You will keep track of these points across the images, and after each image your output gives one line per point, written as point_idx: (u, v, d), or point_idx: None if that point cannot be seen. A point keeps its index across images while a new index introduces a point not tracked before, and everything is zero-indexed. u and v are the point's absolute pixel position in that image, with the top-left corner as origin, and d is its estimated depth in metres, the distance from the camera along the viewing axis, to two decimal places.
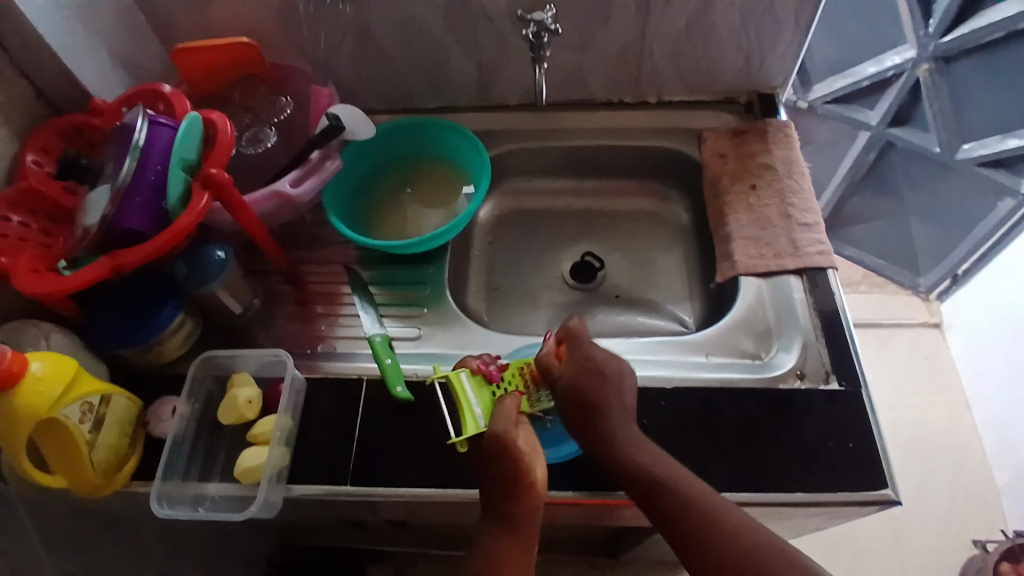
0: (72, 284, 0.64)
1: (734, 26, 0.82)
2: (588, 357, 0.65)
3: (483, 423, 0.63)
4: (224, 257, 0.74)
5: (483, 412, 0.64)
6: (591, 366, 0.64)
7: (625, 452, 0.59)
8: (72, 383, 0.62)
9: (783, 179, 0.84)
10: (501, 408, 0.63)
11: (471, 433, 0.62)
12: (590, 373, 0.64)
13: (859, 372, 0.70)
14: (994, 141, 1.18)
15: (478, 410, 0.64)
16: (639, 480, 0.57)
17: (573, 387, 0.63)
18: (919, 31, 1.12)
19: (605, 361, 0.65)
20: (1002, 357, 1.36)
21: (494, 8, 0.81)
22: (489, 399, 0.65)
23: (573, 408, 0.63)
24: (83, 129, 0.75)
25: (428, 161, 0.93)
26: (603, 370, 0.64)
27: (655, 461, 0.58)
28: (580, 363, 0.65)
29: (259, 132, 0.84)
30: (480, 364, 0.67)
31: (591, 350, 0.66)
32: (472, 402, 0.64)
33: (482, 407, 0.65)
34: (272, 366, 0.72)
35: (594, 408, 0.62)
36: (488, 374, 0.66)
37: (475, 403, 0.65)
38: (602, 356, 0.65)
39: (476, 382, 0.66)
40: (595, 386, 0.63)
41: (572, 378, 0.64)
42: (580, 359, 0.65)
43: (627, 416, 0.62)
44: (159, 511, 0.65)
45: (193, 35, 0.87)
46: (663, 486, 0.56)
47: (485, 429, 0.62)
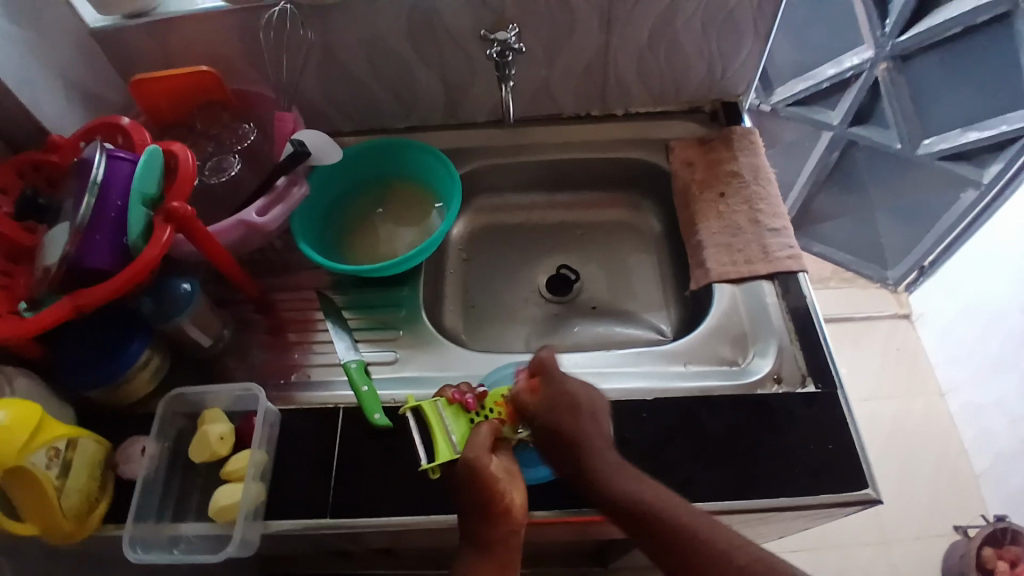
0: (35, 325, 0.62)
1: (696, 36, 0.83)
2: (562, 392, 0.64)
3: (456, 450, 0.63)
4: (190, 289, 0.73)
5: (458, 440, 0.64)
6: (562, 401, 0.63)
7: (610, 482, 0.58)
8: (38, 429, 0.60)
9: (750, 185, 0.85)
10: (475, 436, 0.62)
11: (444, 460, 0.63)
12: (562, 404, 0.63)
13: (834, 373, 0.71)
14: (956, 135, 1.21)
15: (453, 438, 0.64)
16: (632, 512, 0.57)
17: (547, 421, 0.62)
18: (875, 32, 1.15)
19: (578, 393, 0.64)
20: (973, 344, 1.38)
21: (457, 27, 0.81)
22: (466, 428, 0.65)
23: (553, 445, 0.62)
24: (41, 166, 0.74)
25: (399, 182, 0.93)
26: (577, 400, 0.63)
27: (641, 487, 0.58)
28: (556, 396, 0.63)
29: (223, 159, 0.83)
30: (456, 394, 0.67)
31: (562, 383, 0.64)
32: (447, 430, 0.65)
33: (458, 435, 0.65)
34: (246, 401, 0.70)
35: (570, 442, 0.61)
36: (465, 404, 0.66)
37: (449, 431, 0.65)
38: (573, 387, 0.64)
39: (452, 412, 0.66)
40: (569, 419, 0.62)
41: (546, 414, 0.63)
42: (553, 392, 0.64)
43: (605, 444, 0.62)
44: (132, 556, 0.63)
45: (153, 64, 0.86)
46: (647, 512, 0.56)
47: (458, 456, 0.63)
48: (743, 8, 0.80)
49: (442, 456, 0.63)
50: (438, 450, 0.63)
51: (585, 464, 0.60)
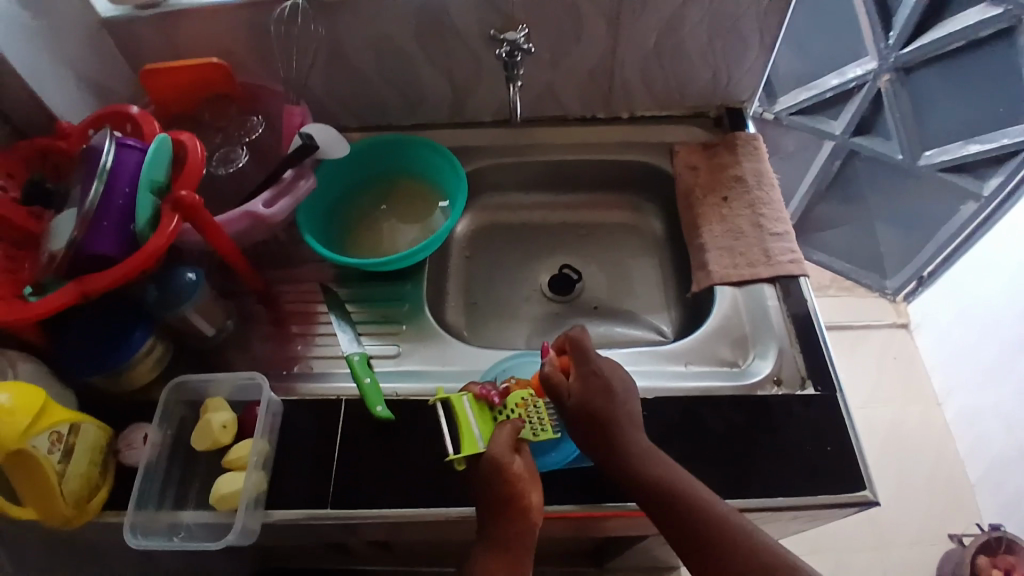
0: (40, 310, 0.62)
1: (702, 42, 0.84)
2: (597, 373, 0.64)
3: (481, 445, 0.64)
4: (194, 279, 0.73)
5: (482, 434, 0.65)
6: (599, 381, 0.64)
7: (640, 463, 0.60)
8: (41, 413, 0.60)
9: (753, 190, 0.85)
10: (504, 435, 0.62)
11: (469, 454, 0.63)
12: (599, 384, 0.64)
13: (834, 376, 0.71)
14: (956, 148, 1.22)
15: (477, 432, 0.65)
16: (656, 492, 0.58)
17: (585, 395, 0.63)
18: (879, 43, 1.16)
19: (612, 377, 0.65)
20: (970, 355, 1.39)
21: (466, 27, 0.82)
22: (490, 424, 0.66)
23: (583, 424, 0.63)
24: (48, 153, 0.74)
25: (403, 179, 0.93)
26: (613, 375, 0.65)
27: (669, 472, 0.59)
28: (590, 377, 0.64)
29: (231, 151, 0.83)
30: (482, 390, 0.67)
31: (599, 363, 0.65)
32: (472, 425, 0.65)
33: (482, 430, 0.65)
34: (247, 390, 0.71)
35: (604, 419, 0.62)
36: (490, 399, 0.67)
37: (475, 425, 0.65)
38: (608, 369, 0.65)
39: (478, 407, 0.67)
40: (606, 398, 0.63)
41: (584, 390, 0.64)
42: (593, 369, 0.65)
43: (635, 427, 0.63)
44: (132, 542, 0.63)
45: (162, 55, 0.86)
46: (672, 494, 0.58)
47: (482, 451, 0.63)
48: (749, 15, 0.81)
49: (469, 448, 0.63)
50: (468, 444, 0.64)
51: (617, 444, 0.61)
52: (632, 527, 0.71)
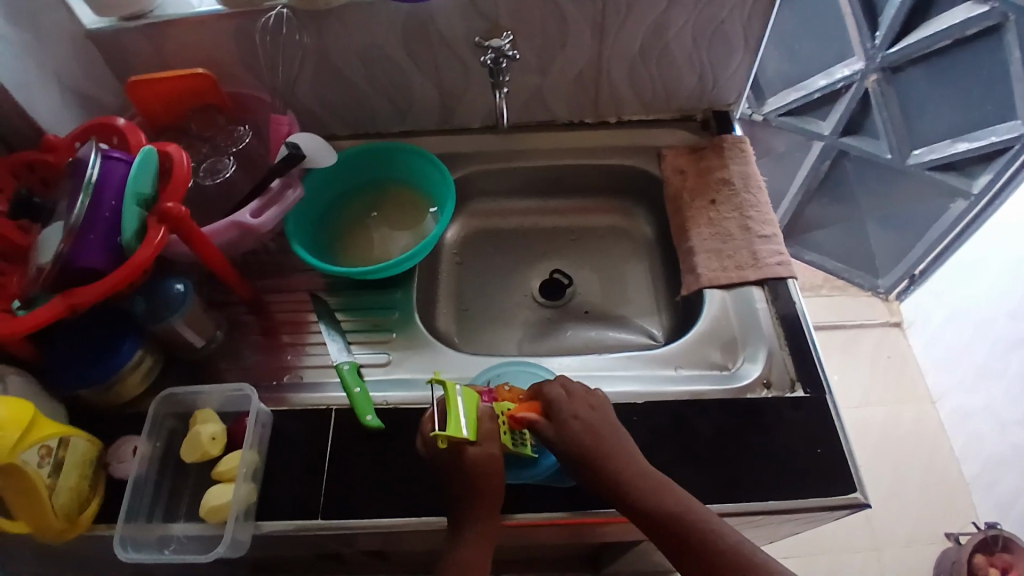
0: (27, 324, 0.62)
1: (687, 46, 0.85)
2: (576, 415, 0.64)
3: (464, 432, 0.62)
4: (183, 290, 0.73)
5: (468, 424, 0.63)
6: (578, 419, 0.64)
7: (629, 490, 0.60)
8: (30, 426, 0.60)
9: (741, 193, 0.86)
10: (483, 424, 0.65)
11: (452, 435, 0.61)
12: (582, 424, 0.64)
13: (823, 377, 0.71)
14: (945, 146, 1.23)
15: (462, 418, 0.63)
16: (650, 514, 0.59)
17: (570, 440, 0.63)
18: (865, 44, 1.17)
19: (587, 411, 0.65)
20: (963, 352, 1.40)
21: (452, 34, 0.82)
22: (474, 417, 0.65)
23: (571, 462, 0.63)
24: (35, 166, 0.74)
25: (393, 186, 0.93)
26: (594, 410, 0.65)
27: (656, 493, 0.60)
28: (565, 416, 0.65)
29: (218, 162, 0.83)
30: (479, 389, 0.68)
31: (576, 406, 0.65)
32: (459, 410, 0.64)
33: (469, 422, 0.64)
34: (238, 401, 0.70)
35: (597, 459, 0.62)
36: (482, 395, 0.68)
37: (466, 411, 0.64)
38: (586, 407, 0.65)
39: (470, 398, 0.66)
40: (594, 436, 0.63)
41: (571, 434, 0.63)
42: (572, 411, 0.65)
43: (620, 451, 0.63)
44: (123, 556, 0.62)
45: (148, 67, 0.86)
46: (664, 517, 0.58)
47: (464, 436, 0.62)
48: (733, 19, 0.81)
49: (455, 431, 0.62)
50: (455, 427, 0.62)
51: (614, 482, 0.61)
52: (626, 531, 0.71)
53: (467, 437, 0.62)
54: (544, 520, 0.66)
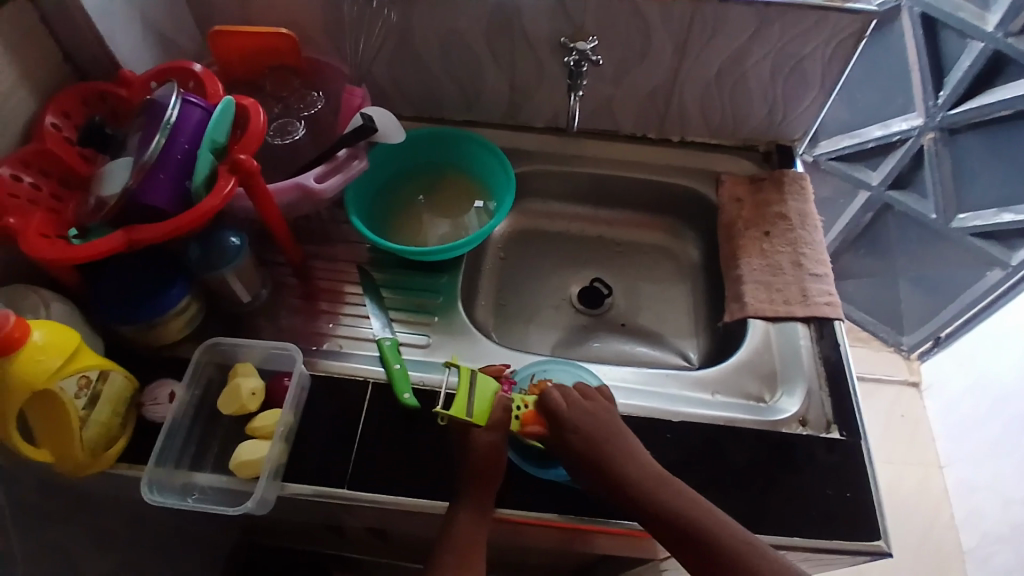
0: (85, 253, 0.62)
1: (764, 78, 0.85)
2: (575, 427, 0.63)
3: (467, 415, 0.64)
4: (238, 244, 0.74)
5: (475, 408, 0.65)
6: (579, 433, 0.63)
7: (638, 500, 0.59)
8: (72, 356, 0.60)
9: (797, 230, 0.86)
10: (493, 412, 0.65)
11: (453, 413, 0.64)
12: (587, 435, 0.62)
13: (860, 423, 0.71)
14: (990, 215, 1.22)
15: (472, 401, 0.65)
16: (663, 523, 0.58)
17: (578, 452, 0.62)
18: (928, 101, 1.17)
19: (587, 422, 0.63)
20: (978, 421, 1.39)
21: (535, 33, 0.83)
22: (486, 404, 0.66)
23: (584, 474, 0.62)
24: (107, 96, 0.75)
25: (446, 174, 0.94)
26: (597, 418, 0.64)
27: (665, 498, 0.59)
28: (568, 430, 0.63)
29: (288, 124, 0.84)
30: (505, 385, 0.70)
31: (576, 415, 0.64)
32: (471, 393, 0.65)
33: (478, 407, 0.65)
34: (278, 359, 0.71)
35: (604, 472, 0.61)
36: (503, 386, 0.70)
37: (479, 396, 0.66)
38: (589, 415, 0.64)
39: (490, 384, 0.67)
40: (601, 448, 0.62)
41: (575, 449, 0.62)
42: (574, 421, 0.63)
43: (626, 460, 0.61)
44: (149, 497, 0.63)
45: (230, 20, 0.87)
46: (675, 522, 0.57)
47: (466, 418, 0.64)
48: (815, 57, 0.81)
49: (459, 412, 0.64)
50: (461, 408, 0.64)
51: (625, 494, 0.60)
52: (620, 548, 0.71)
53: (472, 419, 0.64)
54: (544, 520, 0.66)
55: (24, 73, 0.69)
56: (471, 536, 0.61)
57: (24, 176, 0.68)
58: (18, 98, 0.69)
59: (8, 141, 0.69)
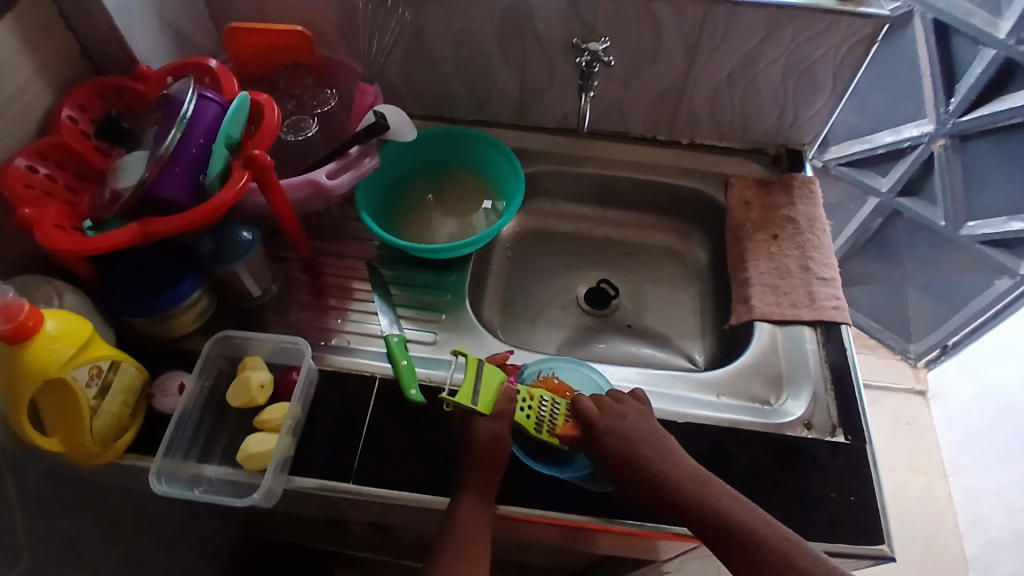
0: (100, 245, 0.63)
1: (774, 81, 0.85)
2: (610, 432, 0.64)
3: (474, 402, 0.65)
4: (250, 238, 0.75)
5: (482, 396, 0.66)
6: (613, 436, 0.64)
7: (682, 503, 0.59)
8: (85, 345, 0.61)
9: (805, 233, 0.86)
10: (498, 401, 0.66)
11: (460, 400, 0.65)
12: (620, 439, 0.63)
13: (865, 428, 0.71)
14: (1000, 222, 1.22)
15: (479, 389, 0.66)
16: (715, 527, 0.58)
17: (611, 456, 0.63)
18: (939, 108, 1.17)
19: (622, 427, 0.64)
20: (985, 429, 1.39)
21: (547, 34, 0.83)
22: (492, 393, 0.67)
23: (621, 478, 0.62)
24: (123, 91, 0.76)
25: (455, 172, 0.94)
26: (629, 422, 0.65)
27: (712, 502, 0.59)
28: (601, 434, 0.64)
29: (302, 120, 0.84)
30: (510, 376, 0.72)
31: (609, 420, 0.65)
32: (478, 382, 0.67)
33: (485, 395, 0.67)
34: (287, 353, 0.72)
35: (642, 475, 0.61)
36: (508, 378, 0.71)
37: (485, 385, 0.67)
38: (621, 420, 0.65)
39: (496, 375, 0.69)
40: (636, 450, 0.62)
41: (610, 452, 0.63)
42: (606, 426, 0.64)
43: (663, 462, 0.62)
44: (157, 487, 0.63)
45: (245, 17, 0.88)
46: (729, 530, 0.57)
47: (473, 405, 0.65)
48: (826, 60, 0.81)
49: (464, 399, 0.65)
50: (468, 396, 0.65)
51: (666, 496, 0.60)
52: (623, 547, 0.72)
53: (477, 407, 0.65)
54: (563, 520, 0.65)
55: (42, 67, 0.70)
56: (471, 529, 0.61)
57: (40, 167, 0.68)
58: (36, 90, 0.70)
59: (25, 133, 0.70)
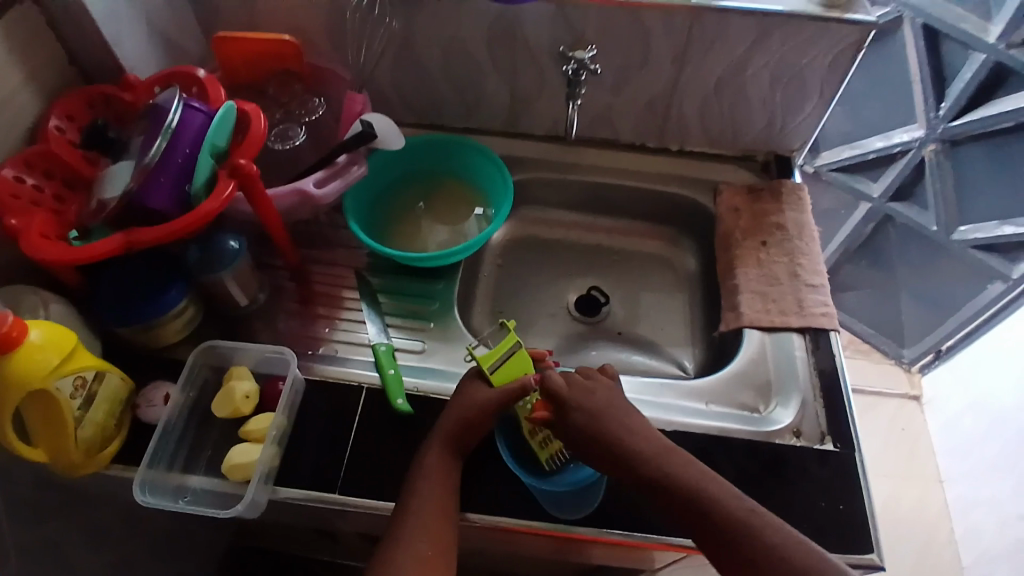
0: (84, 254, 0.63)
1: (762, 88, 0.85)
2: (578, 406, 0.65)
3: (491, 371, 0.69)
4: (237, 247, 0.75)
5: (502, 369, 0.70)
6: (584, 411, 0.65)
7: (655, 475, 0.60)
8: (69, 356, 0.61)
9: (794, 240, 0.86)
10: (509, 382, 0.68)
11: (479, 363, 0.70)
12: (588, 410, 0.65)
13: (854, 435, 0.71)
14: (992, 227, 1.22)
15: (505, 362, 0.70)
16: (684, 500, 0.58)
17: (580, 426, 0.64)
18: (929, 113, 1.17)
19: (592, 403, 0.65)
20: (979, 435, 1.38)
21: (535, 42, 0.83)
22: (514, 374, 0.70)
23: (590, 450, 0.63)
24: (111, 100, 0.76)
25: (445, 180, 0.94)
26: (597, 395, 0.66)
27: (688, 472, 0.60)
28: (572, 408, 0.65)
29: (289, 129, 0.85)
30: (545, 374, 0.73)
31: (577, 394, 0.66)
32: (507, 357, 0.71)
33: (507, 370, 0.70)
34: (274, 362, 0.72)
35: (609, 444, 0.63)
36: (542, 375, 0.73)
37: (512, 363, 0.70)
38: (589, 395, 0.66)
39: (529, 360, 0.72)
40: (605, 421, 0.64)
41: (580, 424, 0.64)
42: (575, 398, 0.66)
43: (633, 432, 0.63)
44: (141, 498, 0.63)
45: (235, 25, 0.88)
46: (702, 505, 0.58)
47: (487, 371, 0.69)
48: (813, 68, 0.82)
49: (484, 362, 0.70)
50: (490, 361, 0.70)
51: (638, 471, 0.61)
52: (614, 557, 0.71)
53: (490, 375, 0.69)
54: (573, 533, 0.64)
55: (28, 76, 0.70)
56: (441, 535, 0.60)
57: (26, 177, 0.68)
58: (24, 99, 0.70)
59: (10, 142, 0.70)
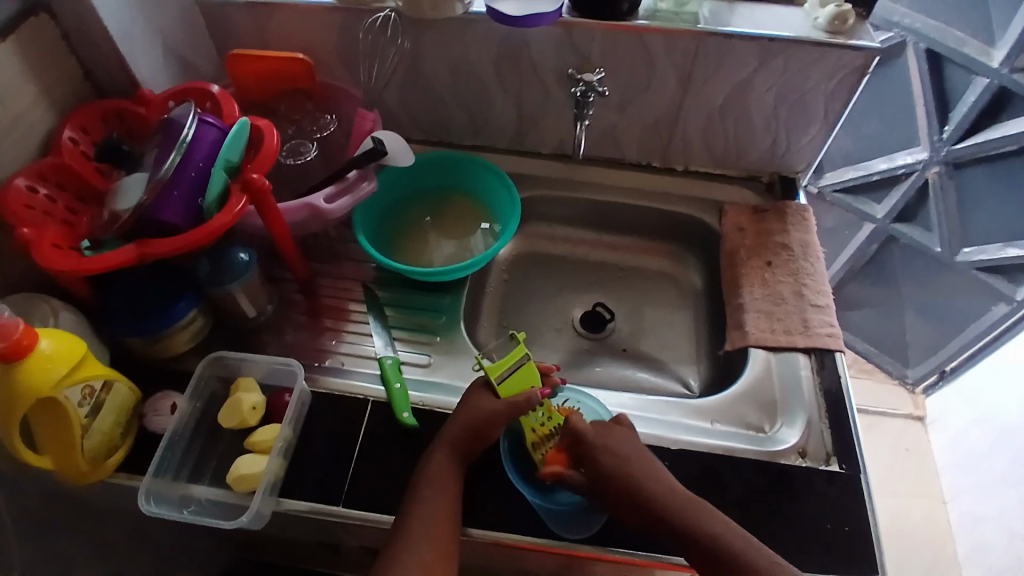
0: (97, 265, 0.63)
1: (767, 110, 0.86)
2: (597, 450, 0.65)
3: (497, 380, 0.69)
4: (247, 260, 0.76)
5: (508, 379, 0.70)
6: (604, 456, 0.64)
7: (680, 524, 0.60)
8: (79, 365, 0.61)
9: (798, 260, 0.87)
10: (515, 393, 0.68)
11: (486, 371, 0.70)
12: (606, 455, 0.64)
13: (859, 456, 0.71)
14: (996, 248, 1.22)
15: (511, 373, 0.70)
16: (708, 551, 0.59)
17: (598, 473, 0.63)
18: (933, 136, 1.18)
19: (610, 446, 0.65)
20: (983, 457, 1.37)
21: (544, 63, 0.85)
22: (520, 385, 0.70)
23: (609, 493, 0.63)
24: (126, 116, 0.77)
25: (453, 197, 0.95)
26: (616, 439, 0.66)
27: (710, 521, 0.60)
28: (591, 453, 0.65)
29: (301, 145, 0.86)
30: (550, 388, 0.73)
31: (595, 437, 0.66)
32: (514, 367, 0.71)
33: (513, 380, 0.70)
34: (281, 374, 0.72)
35: (630, 489, 0.62)
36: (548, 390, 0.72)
37: (519, 375, 0.70)
38: (607, 438, 0.66)
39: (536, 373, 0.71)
40: (622, 466, 0.63)
41: (601, 468, 0.63)
42: (595, 443, 0.65)
43: (652, 475, 0.63)
44: (146, 508, 0.63)
45: (247, 42, 0.89)
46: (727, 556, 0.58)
47: (493, 379, 0.69)
48: (817, 91, 0.83)
49: (491, 372, 0.70)
50: (497, 371, 0.70)
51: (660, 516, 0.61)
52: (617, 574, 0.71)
53: (496, 386, 0.69)
54: (578, 550, 0.64)
55: (44, 90, 0.72)
56: (447, 551, 0.60)
57: (40, 188, 0.69)
58: (38, 111, 0.71)
59: (25, 154, 0.71)
